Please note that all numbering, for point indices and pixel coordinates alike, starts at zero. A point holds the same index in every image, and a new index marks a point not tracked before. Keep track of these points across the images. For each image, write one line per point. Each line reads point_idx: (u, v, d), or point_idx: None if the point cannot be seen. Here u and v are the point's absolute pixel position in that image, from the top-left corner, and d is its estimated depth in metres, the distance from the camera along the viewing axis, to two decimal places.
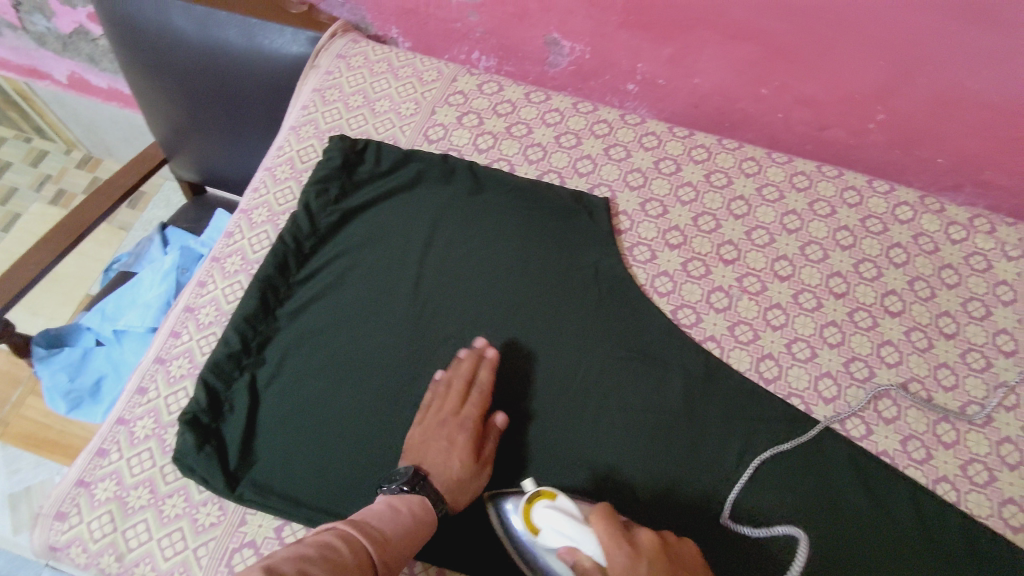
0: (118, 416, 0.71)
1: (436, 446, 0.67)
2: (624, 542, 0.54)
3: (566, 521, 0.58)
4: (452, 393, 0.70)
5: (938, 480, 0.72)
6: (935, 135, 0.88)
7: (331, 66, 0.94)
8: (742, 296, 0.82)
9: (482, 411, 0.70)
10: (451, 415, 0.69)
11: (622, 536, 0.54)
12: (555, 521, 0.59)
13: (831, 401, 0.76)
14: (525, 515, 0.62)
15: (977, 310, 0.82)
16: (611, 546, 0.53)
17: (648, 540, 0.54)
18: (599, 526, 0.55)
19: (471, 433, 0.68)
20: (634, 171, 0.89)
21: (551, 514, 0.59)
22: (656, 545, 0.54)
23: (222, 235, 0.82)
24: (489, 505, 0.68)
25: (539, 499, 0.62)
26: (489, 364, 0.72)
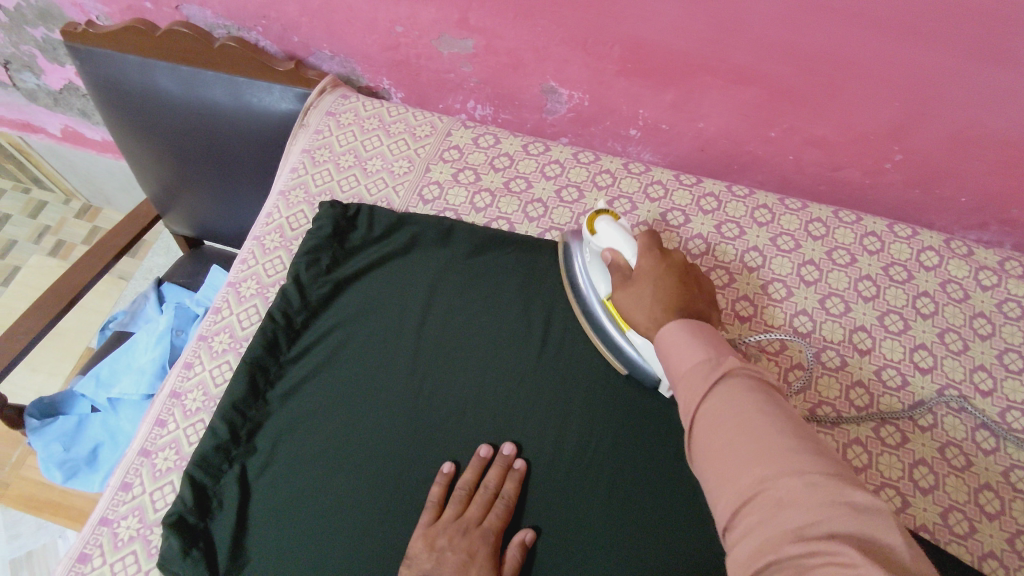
0: (101, 516, 0.67)
1: (454, 557, 0.62)
2: (658, 250, 0.66)
3: (618, 233, 0.68)
4: (476, 501, 0.67)
5: (983, 557, 0.66)
6: (958, 174, 0.83)
7: (321, 125, 0.91)
8: (761, 356, 0.77)
9: (506, 523, 0.66)
10: (473, 524, 0.65)
11: (657, 250, 0.66)
12: (611, 233, 0.69)
13: (862, 471, 0.71)
14: (590, 222, 0.72)
15: (1014, 363, 0.77)
16: (644, 251, 0.66)
17: (679, 259, 0.65)
18: (643, 239, 0.67)
19: (493, 548, 0.64)
20: (641, 225, 0.84)
21: (610, 228, 0.69)
22: (685, 265, 0.66)
23: (209, 311, 0.79)
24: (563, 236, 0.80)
25: (605, 215, 0.72)
26: (517, 468, 0.69)
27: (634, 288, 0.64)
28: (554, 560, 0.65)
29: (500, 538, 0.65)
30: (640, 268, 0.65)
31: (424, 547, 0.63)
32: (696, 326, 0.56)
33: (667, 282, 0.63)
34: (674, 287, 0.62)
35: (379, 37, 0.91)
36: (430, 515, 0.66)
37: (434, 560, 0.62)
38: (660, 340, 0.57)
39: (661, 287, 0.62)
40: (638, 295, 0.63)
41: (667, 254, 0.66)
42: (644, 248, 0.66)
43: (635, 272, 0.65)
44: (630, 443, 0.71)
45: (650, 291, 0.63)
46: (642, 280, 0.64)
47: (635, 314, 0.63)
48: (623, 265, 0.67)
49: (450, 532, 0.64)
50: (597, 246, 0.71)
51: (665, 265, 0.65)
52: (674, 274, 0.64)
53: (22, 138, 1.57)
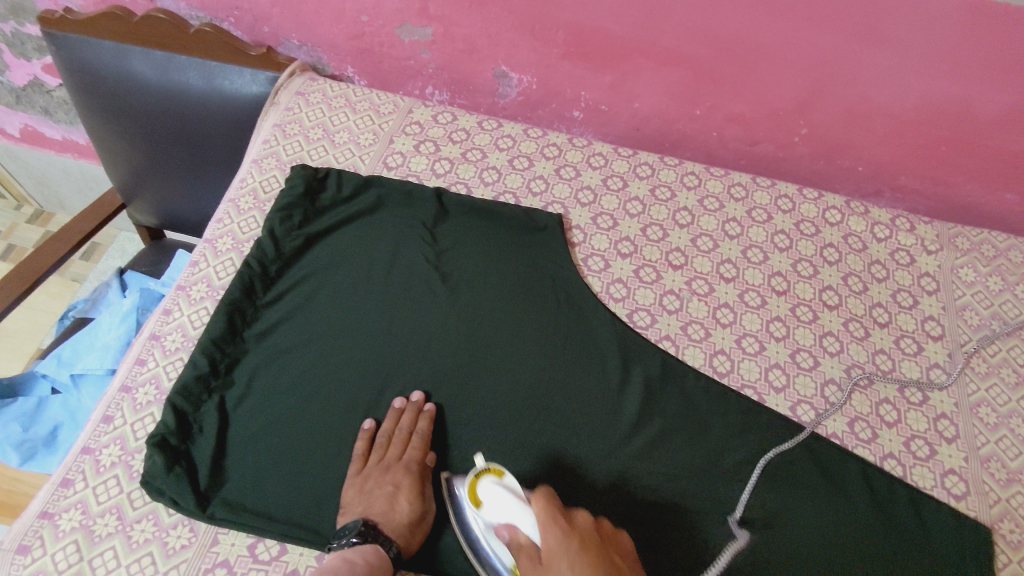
0: (83, 446, 0.70)
1: (381, 493, 0.68)
2: (562, 521, 0.57)
3: (506, 497, 0.62)
4: (395, 441, 0.71)
5: (884, 457, 0.77)
6: (853, 145, 0.96)
7: (291, 102, 0.98)
8: (692, 297, 0.87)
9: (424, 454, 0.72)
10: (395, 461, 0.70)
11: (562, 517, 0.58)
12: (501, 500, 0.62)
13: (782, 390, 0.81)
14: (470, 487, 0.64)
15: (905, 300, 0.89)
16: (547, 522, 0.57)
17: (585, 523, 0.58)
18: (541, 505, 0.58)
19: (415, 478, 0.69)
20: (584, 189, 0.94)
21: (499, 492, 0.62)
22: (592, 528, 0.58)
23: (186, 265, 0.83)
24: (450, 487, 0.69)
25: (486, 473, 0.65)
26: (423, 406, 0.74)
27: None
28: (512, 468, 0.72)
29: (420, 468, 0.71)
30: (547, 549, 0.56)
31: (354, 493, 0.68)
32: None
33: (586, 560, 0.54)
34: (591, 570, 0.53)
35: (346, 27, 1.00)
36: (357, 464, 0.70)
37: (365, 501, 0.67)
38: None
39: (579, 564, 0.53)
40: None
41: (573, 523, 0.58)
42: (544, 524, 0.57)
43: (544, 558, 0.55)
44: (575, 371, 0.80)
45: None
46: (558, 566, 0.54)
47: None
48: (530, 548, 0.58)
49: (377, 474, 0.69)
50: (485, 516, 0.63)
51: (578, 538, 0.56)
52: (594, 551, 0.55)
53: None
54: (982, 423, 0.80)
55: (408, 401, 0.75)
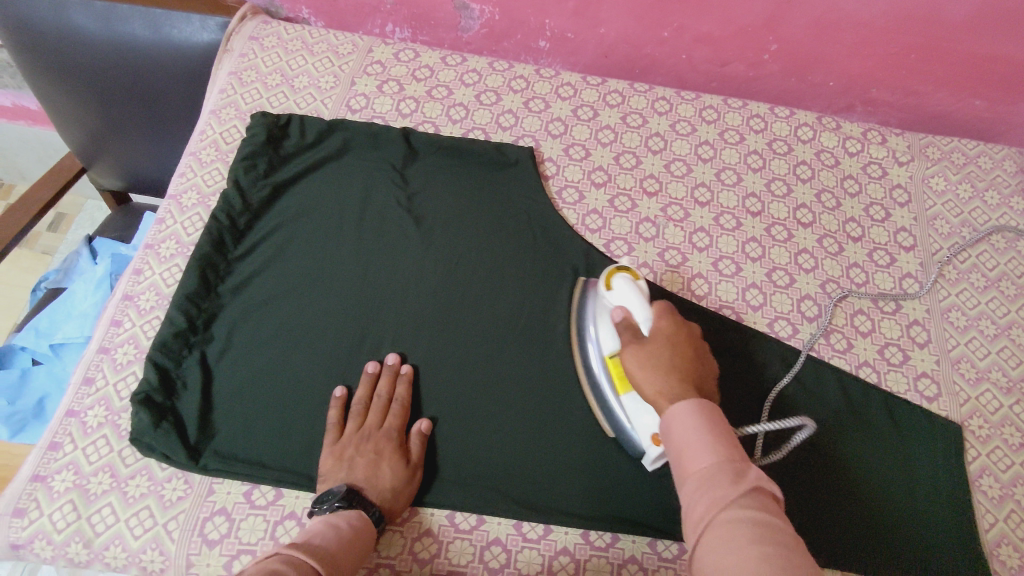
0: (67, 409, 0.70)
1: (362, 461, 0.67)
2: (676, 317, 0.64)
3: (633, 292, 0.67)
4: (373, 410, 0.70)
5: (859, 365, 0.80)
6: (824, 59, 0.95)
7: (245, 49, 0.94)
8: (668, 224, 0.87)
9: (405, 419, 0.71)
10: (375, 428, 0.69)
11: (677, 317, 0.64)
12: (624, 293, 0.67)
13: (759, 308, 0.82)
14: (608, 276, 0.71)
15: (878, 213, 0.90)
16: (664, 316, 0.63)
17: (694, 330, 0.64)
18: (661, 305, 0.64)
19: (397, 441, 0.68)
20: (555, 121, 0.92)
21: (625, 288, 0.67)
22: (694, 334, 0.64)
23: (152, 223, 0.82)
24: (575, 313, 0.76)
25: (621, 273, 0.70)
26: (401, 370, 0.74)
27: (651, 346, 0.61)
28: (498, 401, 0.74)
29: (402, 433, 0.70)
30: (654, 331, 0.62)
31: (334, 462, 0.67)
32: (713, 418, 0.53)
33: (683, 351, 0.61)
34: (682, 359, 0.60)
35: None
36: (333, 433, 0.69)
37: (346, 469, 0.66)
38: (675, 414, 0.53)
39: (678, 352, 0.60)
40: (653, 354, 0.60)
41: (685, 325, 0.64)
42: (658, 312, 0.64)
43: (651, 334, 0.62)
44: (555, 303, 0.80)
45: (667, 356, 0.60)
46: (657, 345, 0.61)
47: (641, 376, 0.59)
48: (635, 327, 0.64)
49: (356, 441, 0.68)
50: (610, 302, 0.69)
51: (683, 336, 0.62)
52: (686, 347, 0.61)
53: None
54: (952, 327, 0.83)
55: (382, 365, 0.74)
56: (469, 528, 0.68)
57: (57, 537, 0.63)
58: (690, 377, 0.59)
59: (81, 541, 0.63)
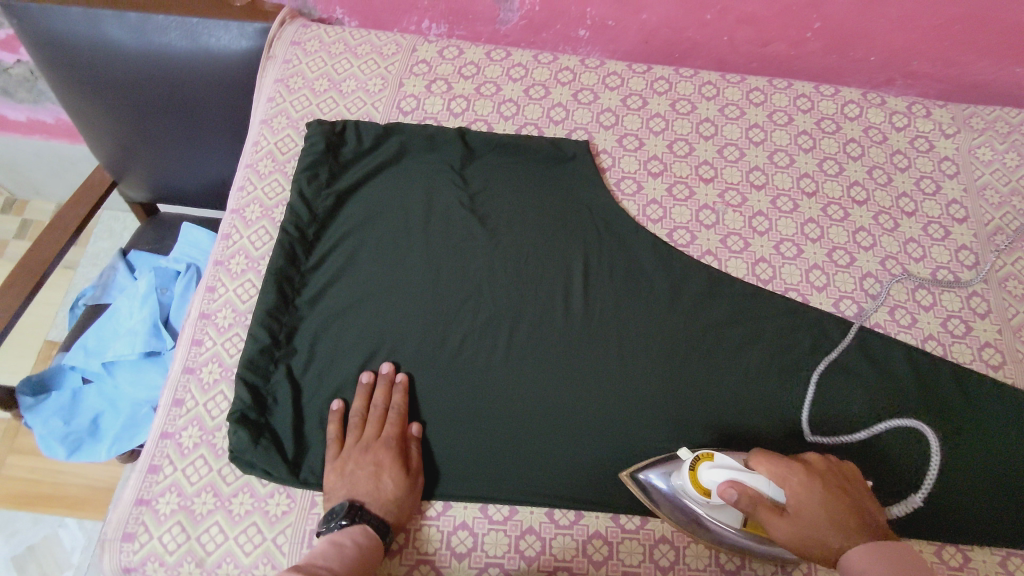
0: (161, 431, 0.70)
1: (362, 472, 0.67)
2: (802, 466, 0.61)
3: (728, 469, 0.62)
4: (370, 421, 0.70)
5: (925, 339, 0.81)
6: (867, 34, 0.95)
7: (288, 54, 0.93)
8: (727, 210, 0.87)
9: (403, 426, 0.71)
10: (374, 440, 0.69)
11: (800, 461, 0.62)
12: (722, 481, 0.62)
13: (823, 289, 0.84)
14: (691, 479, 0.64)
15: (929, 187, 0.91)
16: (779, 478, 0.60)
17: (821, 463, 0.63)
18: (764, 464, 0.61)
19: (396, 451, 0.68)
20: (606, 112, 0.92)
21: (718, 474, 0.62)
22: (826, 466, 0.63)
23: (218, 238, 0.81)
24: (628, 474, 0.71)
25: (700, 462, 0.64)
26: (385, 375, 0.73)
27: (801, 518, 0.59)
28: (582, 397, 0.75)
29: (401, 441, 0.70)
30: (794, 503, 0.59)
31: (336, 478, 0.67)
32: (896, 553, 0.56)
33: (838, 500, 0.60)
34: (844, 508, 0.59)
35: None
36: (334, 448, 0.69)
37: (348, 483, 0.66)
38: (859, 571, 0.56)
39: (831, 505, 0.59)
40: (804, 528, 0.59)
41: (809, 464, 0.62)
42: (782, 476, 0.60)
43: (791, 506, 0.59)
44: (626, 297, 0.81)
45: (824, 516, 0.59)
46: (815, 509, 0.59)
47: (808, 545, 0.59)
48: (767, 501, 0.60)
49: (355, 455, 0.68)
50: (714, 500, 0.63)
51: (816, 478, 0.61)
52: (836, 486, 0.61)
53: None
54: (1010, 296, 0.85)
55: (378, 374, 0.74)
56: (569, 523, 0.70)
57: (169, 559, 0.64)
58: (858, 519, 0.59)
59: (193, 561, 0.64)
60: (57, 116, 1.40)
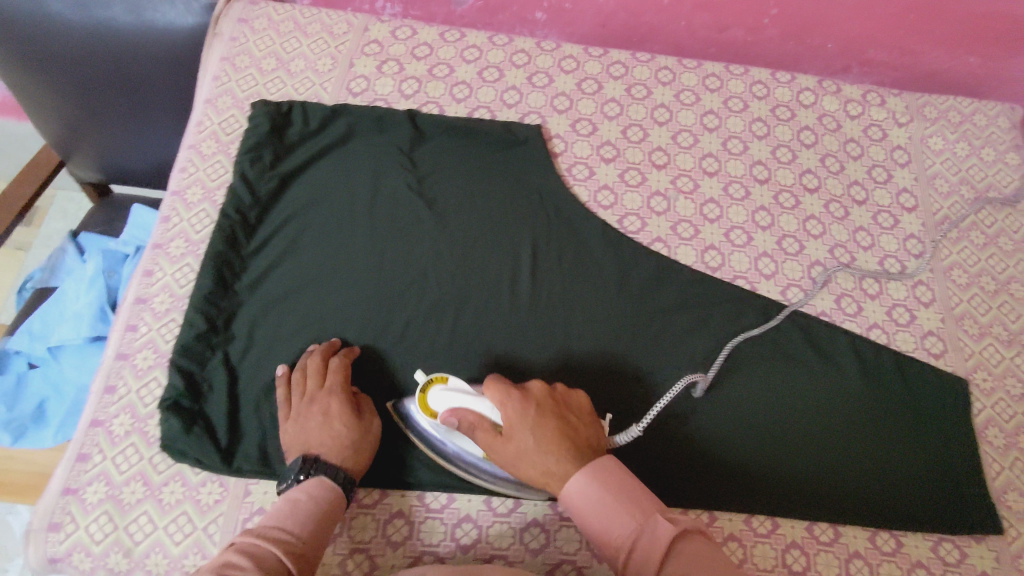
0: (91, 419, 0.69)
1: (313, 425, 0.66)
2: (519, 392, 0.63)
3: (459, 392, 0.65)
4: (313, 374, 0.70)
5: (870, 328, 0.82)
6: (824, 21, 0.94)
7: (235, 32, 0.90)
8: (678, 196, 0.87)
9: (348, 381, 0.70)
10: (318, 391, 0.69)
11: (516, 390, 0.63)
12: (452, 400, 0.65)
13: (771, 276, 0.84)
14: (420, 403, 0.67)
15: (880, 175, 0.92)
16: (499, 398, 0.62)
17: (539, 391, 0.64)
18: (492, 387, 0.63)
19: (341, 398, 0.68)
20: (560, 96, 0.91)
21: (450, 394, 0.66)
22: (545, 394, 0.64)
23: (157, 221, 0.79)
24: (392, 405, 0.72)
25: (432, 384, 0.68)
26: (331, 342, 0.73)
27: (514, 442, 0.61)
28: (528, 385, 0.75)
29: (346, 389, 0.69)
30: (508, 422, 0.61)
31: (292, 434, 0.67)
32: (616, 477, 0.58)
33: (547, 425, 0.60)
34: (555, 432, 0.60)
35: None
36: (287, 407, 0.69)
37: (303, 436, 0.66)
38: (574, 496, 0.58)
39: (540, 430, 0.60)
40: (523, 450, 0.60)
41: (526, 391, 0.64)
42: (500, 401, 0.62)
43: (506, 427, 0.61)
44: (574, 284, 0.80)
45: (533, 441, 0.60)
46: (522, 434, 0.60)
47: (525, 467, 0.60)
48: (486, 424, 0.63)
49: (305, 408, 0.68)
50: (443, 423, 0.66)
51: (533, 406, 0.62)
52: (550, 411, 0.62)
53: None
54: (955, 285, 0.85)
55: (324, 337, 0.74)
56: (506, 511, 0.69)
57: (96, 549, 0.64)
58: (564, 437, 0.60)
59: (121, 551, 0.64)
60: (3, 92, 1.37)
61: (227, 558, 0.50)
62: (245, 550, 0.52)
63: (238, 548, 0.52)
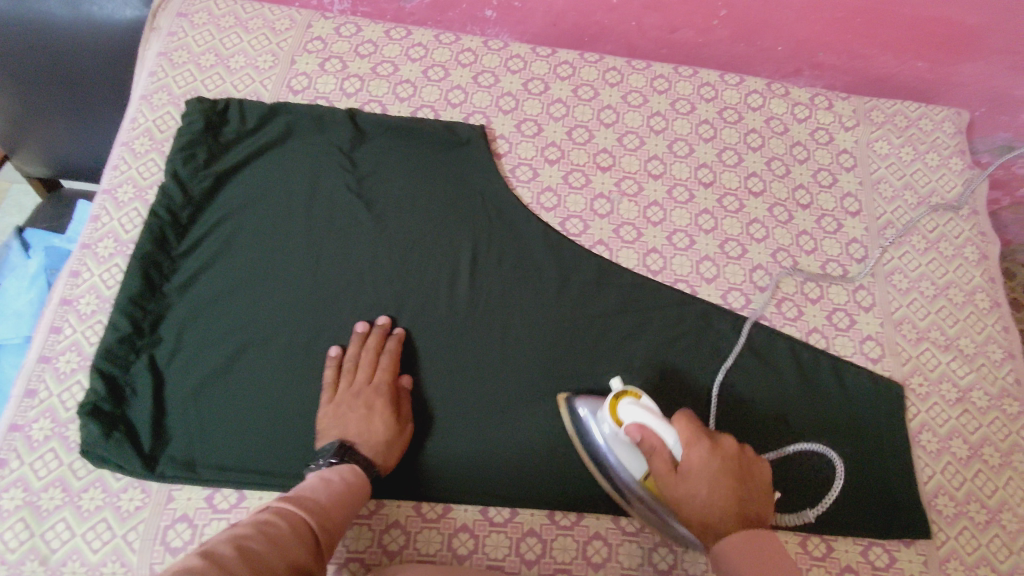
0: (10, 423, 0.68)
1: (355, 415, 0.68)
2: (708, 440, 0.61)
3: (643, 411, 0.64)
4: (362, 366, 0.72)
5: (810, 332, 0.82)
6: (772, 24, 0.94)
7: (173, 26, 0.88)
8: (622, 199, 0.86)
9: (394, 375, 0.73)
10: (365, 384, 0.71)
11: (708, 438, 0.61)
12: (640, 417, 0.64)
13: (713, 280, 0.84)
14: (609, 408, 0.66)
15: (826, 180, 0.92)
16: (692, 437, 0.61)
17: (732, 448, 0.61)
18: (684, 424, 0.62)
19: (387, 397, 0.70)
20: (505, 96, 0.90)
21: (637, 410, 0.64)
22: (737, 454, 0.61)
23: (86, 220, 0.78)
24: (566, 399, 0.73)
25: (623, 396, 0.67)
26: (396, 333, 0.75)
27: (687, 486, 0.59)
28: (462, 389, 0.74)
29: (392, 388, 0.71)
30: (688, 465, 0.60)
31: (329, 419, 0.69)
32: (769, 547, 0.55)
33: (726, 481, 0.59)
34: (731, 487, 0.59)
35: None
36: (328, 392, 0.71)
37: (340, 424, 0.68)
38: (726, 551, 0.55)
39: (714, 489, 0.59)
40: (694, 498, 0.59)
41: (716, 442, 0.61)
42: (687, 441, 0.61)
43: (686, 467, 0.60)
44: (514, 287, 0.80)
45: (704, 494, 0.59)
46: (698, 483, 0.59)
47: (685, 511, 0.60)
48: (666, 456, 0.61)
49: (348, 398, 0.70)
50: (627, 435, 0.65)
51: (717, 460, 0.60)
52: (733, 469, 0.60)
53: None
54: (895, 289, 0.86)
55: (371, 326, 0.75)
56: (436, 517, 0.69)
57: (11, 556, 0.62)
58: (734, 499, 0.58)
59: (37, 559, 0.62)
60: None
61: (267, 516, 0.52)
62: (282, 512, 0.54)
63: (275, 509, 0.54)
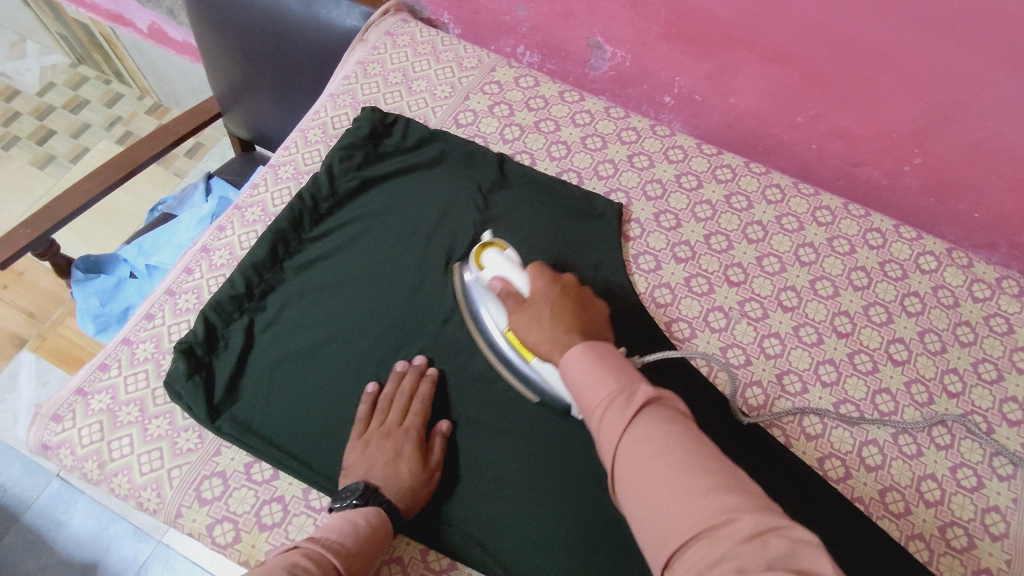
0: (124, 337, 0.77)
1: (381, 457, 0.67)
2: (548, 275, 0.67)
3: (507, 262, 0.71)
4: (394, 408, 0.70)
5: (911, 537, 0.69)
6: (972, 187, 0.84)
7: (379, 42, 0.98)
8: (741, 319, 0.80)
9: (426, 420, 0.71)
10: (395, 427, 0.69)
11: (550, 276, 0.67)
12: (500, 265, 0.71)
13: (814, 439, 0.74)
14: (477, 256, 0.75)
15: (987, 373, 0.79)
16: (535, 277, 0.67)
17: (569, 282, 0.67)
18: (534, 270, 0.67)
19: (416, 443, 0.68)
20: (654, 182, 0.89)
21: (499, 260, 0.71)
22: (575, 288, 0.67)
23: (248, 186, 0.87)
24: (457, 268, 0.80)
25: (490, 247, 0.74)
26: (431, 376, 0.74)
27: (532, 309, 0.64)
28: (509, 453, 0.71)
29: (421, 434, 0.70)
30: (534, 294, 0.65)
31: (357, 455, 0.68)
32: (609, 354, 0.53)
33: (564, 304, 0.63)
34: (569, 313, 0.62)
35: None
36: (361, 426, 0.70)
37: (365, 464, 0.67)
38: (567, 369, 0.54)
39: (557, 306, 0.62)
40: (536, 314, 0.63)
41: (558, 280, 0.67)
42: (534, 276, 0.67)
43: (531, 300, 0.65)
44: None
45: (548, 309, 0.62)
46: (541, 303, 0.64)
47: (535, 333, 0.62)
48: (517, 293, 0.68)
49: (376, 439, 0.69)
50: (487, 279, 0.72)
51: (556, 291, 0.65)
52: (572, 299, 0.64)
53: (112, 29, 1.64)
54: None
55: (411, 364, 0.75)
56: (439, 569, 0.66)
57: (79, 451, 0.69)
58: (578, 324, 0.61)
59: (97, 461, 0.69)
60: (183, 35, 1.55)
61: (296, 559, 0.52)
62: (311, 556, 0.53)
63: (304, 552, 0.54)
